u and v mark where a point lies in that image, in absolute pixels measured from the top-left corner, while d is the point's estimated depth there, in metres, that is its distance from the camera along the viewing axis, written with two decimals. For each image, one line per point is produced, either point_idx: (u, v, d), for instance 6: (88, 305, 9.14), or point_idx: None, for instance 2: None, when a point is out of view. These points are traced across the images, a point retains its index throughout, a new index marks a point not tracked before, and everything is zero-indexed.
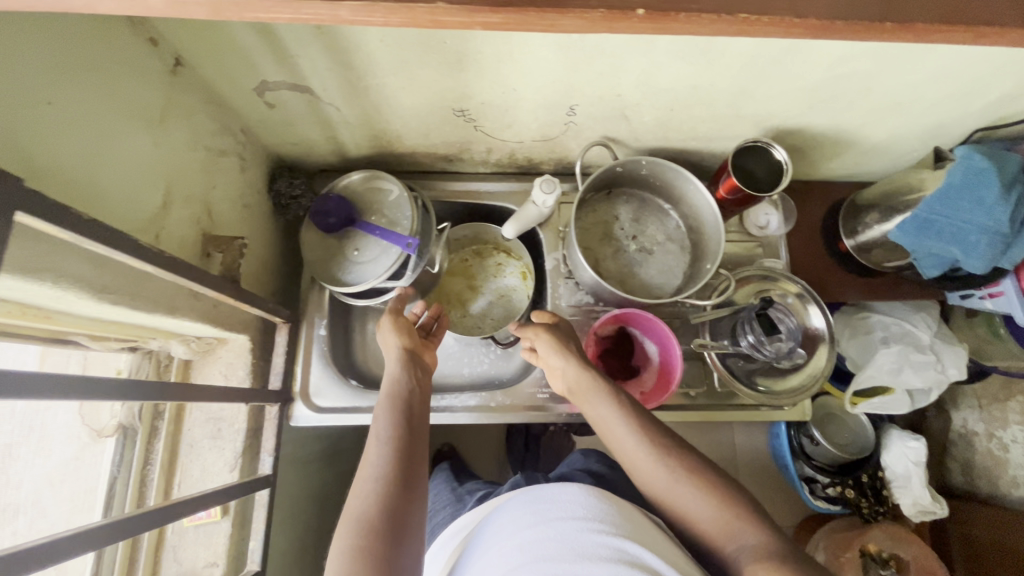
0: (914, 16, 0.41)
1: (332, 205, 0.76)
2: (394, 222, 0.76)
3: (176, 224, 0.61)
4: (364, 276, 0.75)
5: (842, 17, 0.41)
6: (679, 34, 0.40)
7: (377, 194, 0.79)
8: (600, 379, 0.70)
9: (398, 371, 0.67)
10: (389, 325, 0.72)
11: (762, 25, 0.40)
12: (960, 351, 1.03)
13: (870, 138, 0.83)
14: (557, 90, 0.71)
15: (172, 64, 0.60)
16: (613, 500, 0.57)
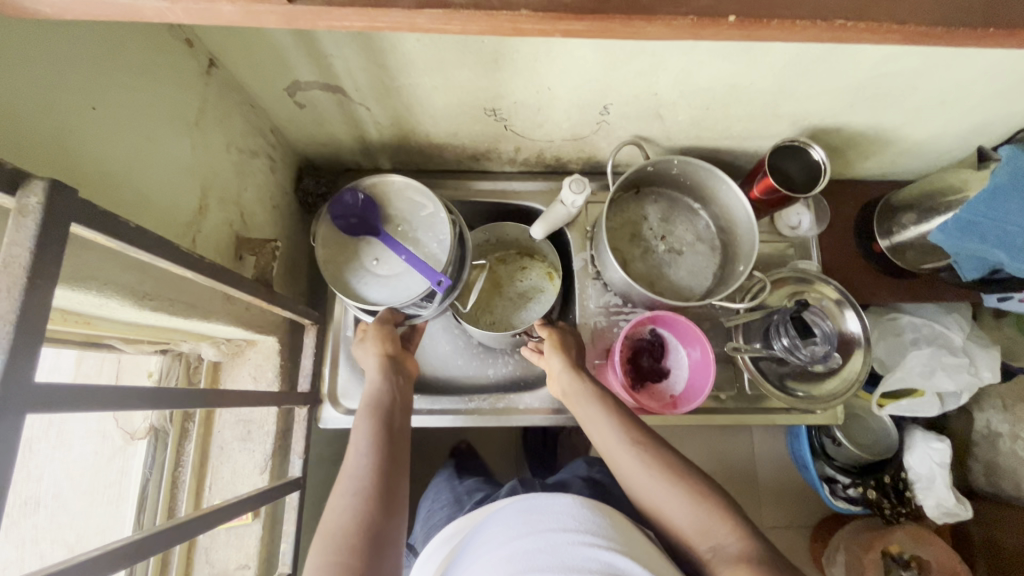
0: (995, 19, 0.40)
1: (356, 207, 0.72)
2: (427, 249, 0.72)
3: (211, 227, 0.60)
4: (379, 294, 0.71)
5: (929, 22, 0.40)
6: (767, 40, 0.40)
7: (406, 202, 0.74)
8: (592, 382, 0.69)
9: (376, 378, 0.65)
10: (375, 335, 0.68)
11: (856, 32, 0.39)
12: (993, 354, 1.01)
13: (909, 137, 0.81)
14: (593, 90, 0.69)
15: (206, 64, 0.59)
16: (606, 516, 0.55)
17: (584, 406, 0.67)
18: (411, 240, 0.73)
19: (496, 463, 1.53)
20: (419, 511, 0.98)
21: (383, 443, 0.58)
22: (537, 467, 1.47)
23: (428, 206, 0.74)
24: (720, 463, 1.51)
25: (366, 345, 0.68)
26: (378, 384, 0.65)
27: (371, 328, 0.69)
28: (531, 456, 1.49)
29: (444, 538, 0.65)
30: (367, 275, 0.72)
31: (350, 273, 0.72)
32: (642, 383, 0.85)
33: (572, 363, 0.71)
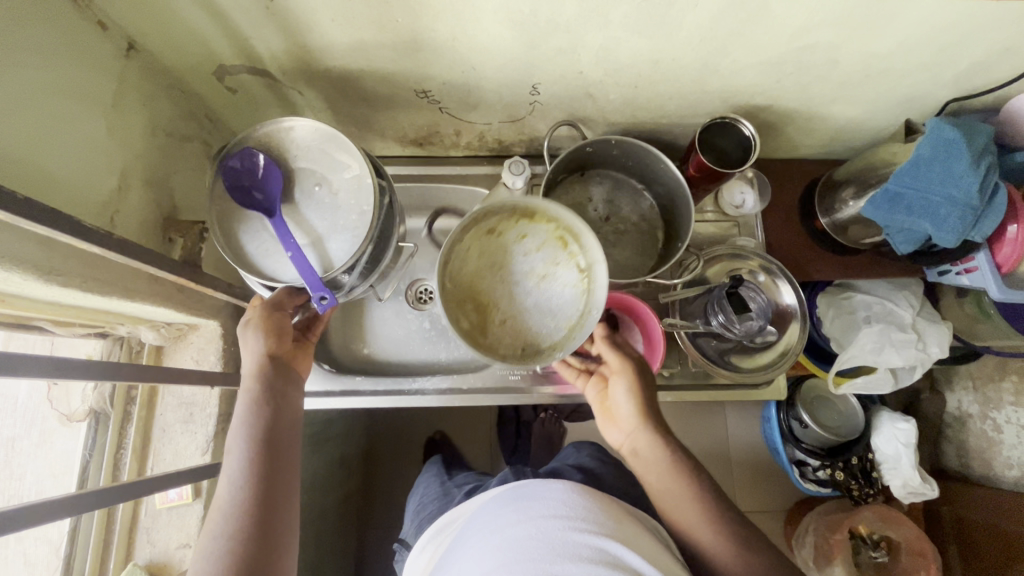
0: None
1: (251, 172, 0.64)
2: (348, 226, 0.66)
3: (132, 208, 0.61)
4: (279, 266, 0.66)
5: None
6: None
7: (327, 161, 0.66)
8: (669, 443, 0.67)
9: (252, 382, 0.63)
10: (257, 322, 0.65)
11: None
12: (942, 329, 1.02)
13: (843, 113, 0.82)
14: (518, 69, 0.70)
15: (125, 48, 0.60)
16: (597, 502, 0.62)
17: (659, 470, 0.66)
18: (324, 207, 0.66)
19: (474, 453, 1.54)
20: (410, 505, 0.98)
21: (262, 467, 0.58)
22: (512, 456, 1.48)
23: (355, 170, 0.67)
24: (693, 449, 1.53)
25: (250, 330, 0.65)
26: (253, 387, 0.63)
27: (254, 308, 0.66)
28: (506, 445, 1.49)
29: (435, 529, 0.73)
30: (269, 243, 0.65)
31: (249, 235, 0.65)
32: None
33: (648, 416, 0.69)
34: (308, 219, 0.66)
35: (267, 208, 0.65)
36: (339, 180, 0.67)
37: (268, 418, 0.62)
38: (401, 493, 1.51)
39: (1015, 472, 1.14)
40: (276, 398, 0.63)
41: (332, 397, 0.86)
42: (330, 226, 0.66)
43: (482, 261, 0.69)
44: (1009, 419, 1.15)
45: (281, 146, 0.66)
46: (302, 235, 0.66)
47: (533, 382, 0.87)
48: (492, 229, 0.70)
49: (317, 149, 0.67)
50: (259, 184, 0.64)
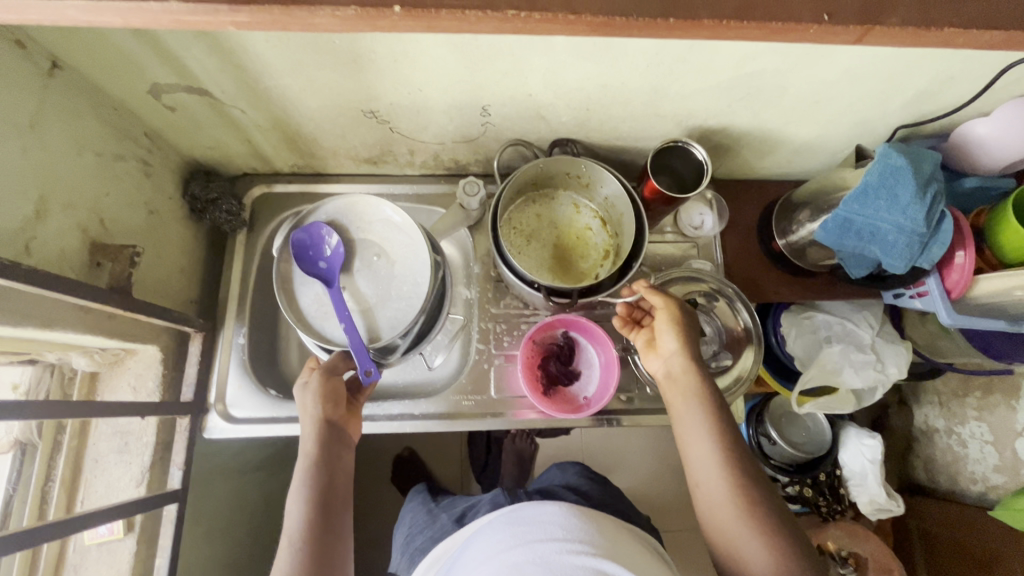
0: (697, 12, 0.40)
1: (315, 242, 0.75)
2: (407, 295, 0.76)
3: (53, 234, 0.58)
4: (332, 328, 0.74)
5: (626, 13, 0.40)
6: (449, 30, 0.40)
7: (387, 237, 0.78)
8: (705, 383, 0.68)
9: (313, 446, 0.66)
10: (316, 387, 0.68)
11: (536, 21, 0.39)
12: (900, 350, 1.03)
13: (797, 137, 0.82)
14: (465, 91, 0.69)
15: (47, 67, 0.57)
16: (593, 522, 0.61)
17: (689, 405, 0.67)
18: (379, 278, 0.76)
19: (445, 470, 1.52)
20: (399, 535, 0.95)
21: (317, 527, 0.61)
22: (482, 474, 1.46)
23: (410, 243, 0.77)
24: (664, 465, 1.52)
25: (307, 395, 0.68)
26: (313, 450, 0.66)
27: (315, 375, 0.69)
28: (475, 463, 1.47)
29: (432, 559, 0.72)
30: (326, 309, 0.75)
31: (308, 300, 0.76)
32: (553, 386, 0.84)
33: (694, 354, 0.69)
34: (365, 289, 0.76)
35: (329, 276, 0.75)
36: (398, 253, 0.78)
37: (326, 480, 0.64)
38: (367, 512, 1.48)
39: (980, 486, 1.14)
40: (332, 463, 0.66)
41: (279, 424, 0.81)
42: (384, 297, 0.76)
43: (553, 217, 0.90)
44: (973, 434, 1.15)
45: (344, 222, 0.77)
46: (357, 303, 0.75)
47: (487, 407, 0.85)
48: (575, 205, 0.91)
49: (378, 226, 0.78)
50: (324, 255, 0.75)
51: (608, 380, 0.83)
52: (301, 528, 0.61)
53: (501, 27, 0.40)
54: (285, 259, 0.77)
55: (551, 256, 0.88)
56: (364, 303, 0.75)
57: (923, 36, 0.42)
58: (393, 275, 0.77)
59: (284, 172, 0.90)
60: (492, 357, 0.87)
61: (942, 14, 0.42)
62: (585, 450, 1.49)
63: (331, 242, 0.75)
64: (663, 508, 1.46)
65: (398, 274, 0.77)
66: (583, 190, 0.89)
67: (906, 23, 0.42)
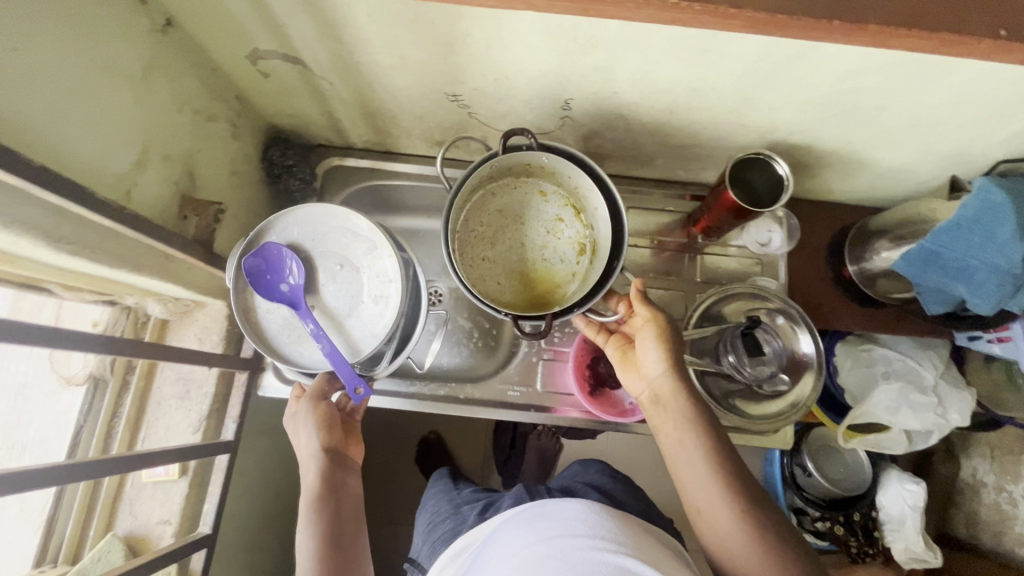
0: (870, 15, 0.39)
1: (270, 264, 0.69)
2: (381, 298, 0.72)
3: (151, 182, 0.61)
4: (309, 352, 0.70)
5: (788, 11, 0.38)
6: (605, 17, 0.39)
7: (347, 244, 0.73)
8: (695, 402, 0.65)
9: (315, 476, 0.69)
10: (306, 418, 0.70)
11: (697, 13, 0.38)
12: (965, 396, 0.98)
13: (884, 162, 0.78)
14: (551, 83, 0.69)
15: (161, 24, 0.60)
16: (615, 519, 0.59)
17: (681, 427, 0.65)
18: (346, 289, 0.72)
19: (468, 458, 1.53)
20: (419, 523, 0.96)
21: (329, 555, 0.65)
22: (503, 466, 1.46)
23: (377, 249, 0.73)
24: None
25: (302, 427, 0.71)
26: (314, 481, 0.69)
27: (303, 402, 0.71)
28: (499, 455, 1.48)
29: (450, 555, 0.72)
30: (298, 331, 0.70)
31: (276, 326, 0.70)
32: (600, 387, 0.83)
33: (676, 370, 0.67)
34: (334, 304, 0.72)
35: (294, 299, 0.69)
36: (362, 259, 0.73)
37: (331, 510, 0.68)
38: (389, 488, 1.50)
39: None
40: (335, 490, 0.70)
41: None
42: (357, 310, 0.72)
43: (518, 210, 0.81)
44: None
45: (301, 241, 0.72)
46: (328, 321, 0.71)
47: (531, 400, 0.85)
48: (542, 193, 0.81)
49: (334, 234, 0.73)
50: (285, 278, 0.69)
51: None
52: (311, 563, 0.64)
53: (654, 16, 0.39)
54: (242, 289, 0.69)
55: (520, 260, 0.80)
56: (336, 320, 0.71)
57: None
58: (360, 284, 0.73)
59: (355, 147, 0.92)
60: (541, 351, 0.87)
61: None
62: (609, 457, 1.48)
63: (292, 264, 0.69)
64: (684, 526, 1.44)
65: (365, 281, 0.73)
66: (545, 175, 0.79)
67: None
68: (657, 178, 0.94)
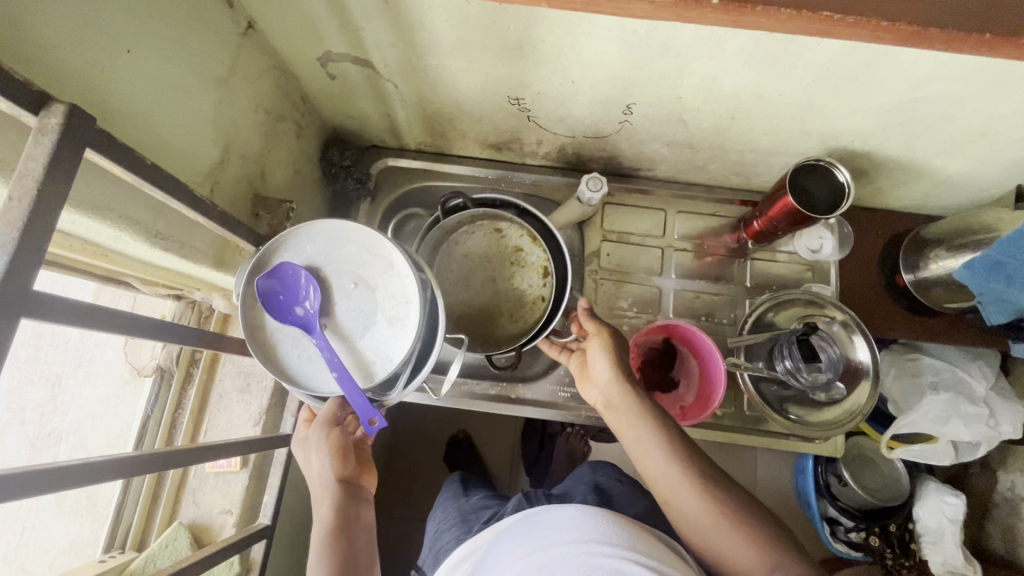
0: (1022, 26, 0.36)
1: (284, 281, 0.57)
2: (399, 322, 0.58)
3: (230, 180, 0.63)
4: (323, 383, 0.57)
5: (938, 23, 0.36)
6: (755, 29, 0.36)
7: (364, 257, 0.59)
8: (644, 396, 0.67)
9: (329, 507, 0.63)
10: (320, 444, 0.65)
11: (845, 26, 0.35)
12: (1017, 409, 0.96)
13: (945, 169, 0.78)
14: (616, 88, 0.69)
15: (244, 27, 0.62)
16: (616, 519, 0.53)
17: (637, 423, 0.65)
18: (362, 312, 0.58)
19: (496, 459, 1.53)
20: (428, 530, 0.97)
21: None
22: (532, 467, 1.47)
23: (396, 267, 0.59)
24: None
25: (314, 455, 0.65)
26: (328, 513, 0.62)
27: (315, 428, 0.65)
28: (528, 456, 1.49)
29: (452, 563, 0.64)
30: (311, 354, 0.57)
31: (287, 351, 0.57)
32: (650, 390, 0.84)
33: (623, 375, 0.68)
34: (349, 326, 0.58)
35: (309, 322, 0.56)
36: (379, 277, 0.59)
37: (346, 546, 0.60)
38: (417, 485, 1.51)
39: None
40: (350, 524, 0.62)
41: None
42: (374, 334, 0.58)
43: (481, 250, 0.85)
44: None
45: (311, 251, 0.59)
46: (342, 346, 0.57)
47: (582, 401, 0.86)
48: (497, 229, 0.86)
49: (349, 245, 0.59)
50: (299, 297, 0.57)
51: (706, 396, 0.82)
52: None
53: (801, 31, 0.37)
54: (250, 307, 0.57)
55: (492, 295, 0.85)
56: (351, 345, 0.58)
57: None
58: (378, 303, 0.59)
59: (408, 148, 0.94)
60: None
61: None
62: None
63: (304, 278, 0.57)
64: None
65: (384, 302, 0.59)
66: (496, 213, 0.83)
67: None
68: (705, 183, 0.95)
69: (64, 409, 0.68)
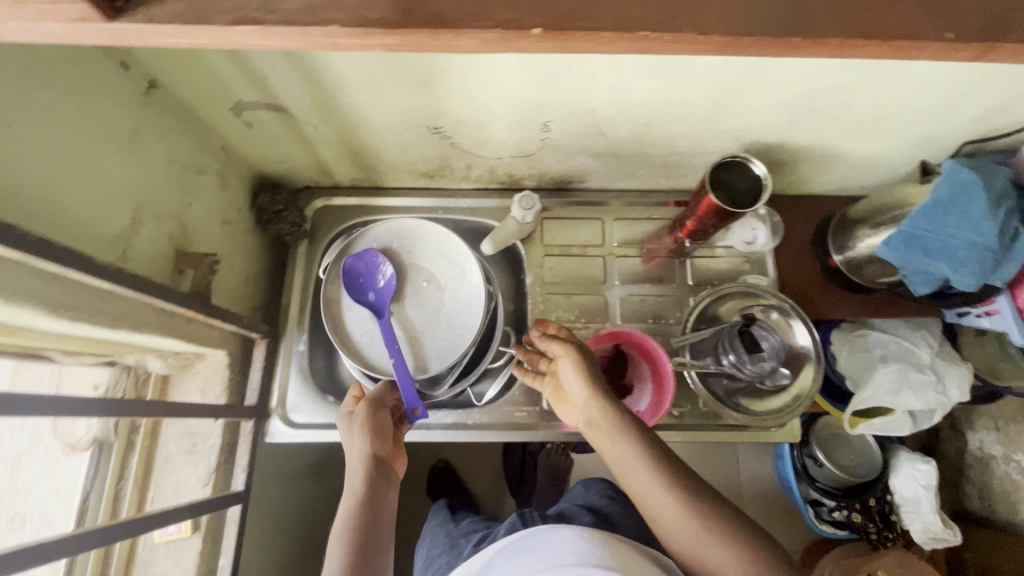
0: (827, 30, 0.38)
1: (364, 270, 0.80)
2: (456, 324, 0.80)
3: (147, 241, 0.62)
4: (380, 355, 0.79)
5: (753, 32, 0.37)
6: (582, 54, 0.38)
7: (441, 264, 0.83)
8: (620, 409, 0.66)
9: (360, 484, 0.63)
10: (362, 420, 0.67)
11: (664, 43, 0.37)
12: (962, 371, 0.99)
13: (856, 153, 0.81)
14: (529, 108, 0.71)
15: (146, 86, 0.62)
16: (614, 542, 0.52)
17: (615, 440, 0.65)
18: (428, 304, 0.81)
19: (479, 483, 1.51)
20: (417, 558, 0.94)
21: (363, 561, 0.55)
22: (516, 487, 1.45)
23: (459, 274, 0.83)
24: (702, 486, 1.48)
25: (355, 430, 0.67)
26: (358, 487, 0.63)
27: (361, 406, 0.69)
28: (511, 476, 1.47)
29: None
30: (372, 332, 0.80)
31: (354, 324, 0.80)
32: None
33: (599, 393, 0.67)
34: (412, 316, 0.80)
35: (378, 306, 0.79)
36: (447, 279, 0.82)
37: (371, 520, 0.60)
38: (402, 522, 1.48)
39: None
40: (378, 502, 0.62)
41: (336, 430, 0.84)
42: (432, 328, 0.80)
43: None
44: None
45: (398, 253, 0.82)
46: (404, 332, 0.79)
47: (539, 419, 0.86)
48: None
49: (429, 254, 0.83)
50: (375, 285, 0.80)
51: (660, 398, 0.82)
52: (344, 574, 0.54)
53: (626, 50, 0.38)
54: (333, 281, 0.80)
55: None
56: (412, 333, 0.80)
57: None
58: (442, 304, 0.81)
59: (342, 185, 0.94)
60: None
61: None
62: None
63: (384, 272, 0.79)
64: None
65: (447, 303, 0.81)
66: None
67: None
68: (639, 188, 0.97)
69: (23, 492, 0.65)
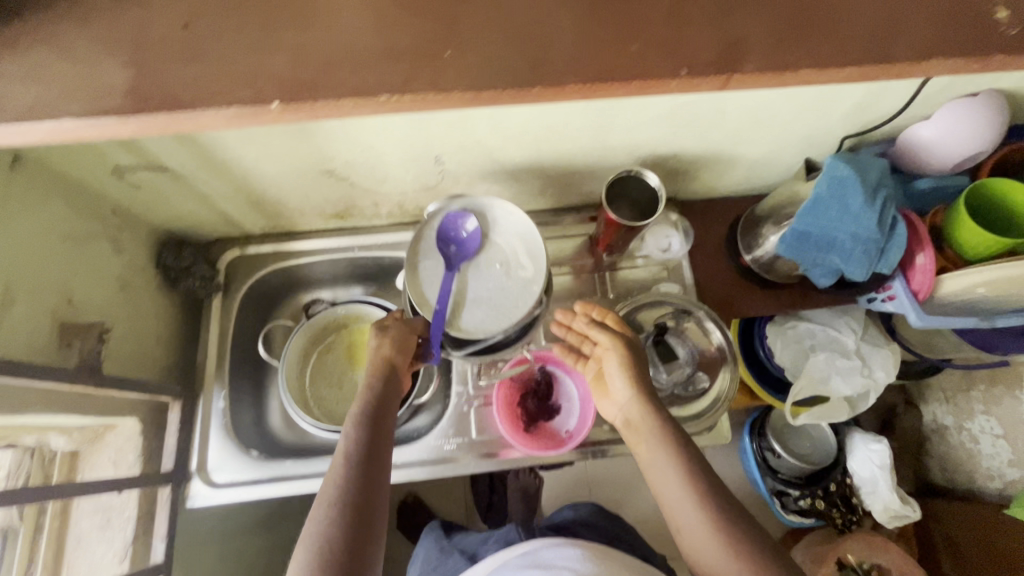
0: (559, 79, 0.43)
1: (460, 232, 0.76)
2: (513, 314, 0.72)
3: (19, 318, 0.60)
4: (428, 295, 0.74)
5: (483, 88, 0.43)
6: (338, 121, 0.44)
7: (516, 258, 0.75)
8: (665, 421, 0.65)
9: (374, 385, 0.68)
10: (387, 334, 0.71)
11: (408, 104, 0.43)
12: (886, 353, 1.02)
13: (748, 155, 0.83)
14: (415, 144, 0.71)
15: (10, 161, 0.60)
16: (606, 560, 0.62)
17: (653, 448, 0.64)
18: (490, 280, 0.74)
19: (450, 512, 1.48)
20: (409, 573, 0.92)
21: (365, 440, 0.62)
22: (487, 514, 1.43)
23: (530, 272, 0.74)
24: None
25: (380, 338, 0.71)
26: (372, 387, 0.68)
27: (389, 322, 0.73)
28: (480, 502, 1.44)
29: None
30: (434, 278, 0.74)
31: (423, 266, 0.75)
32: (533, 423, 0.84)
33: (645, 395, 0.67)
34: (473, 283, 0.74)
35: (451, 260, 0.75)
36: (515, 270, 0.75)
37: (377, 414, 0.65)
38: None
39: (997, 483, 1.06)
40: (389, 400, 0.67)
41: (260, 484, 0.83)
42: (482, 300, 0.74)
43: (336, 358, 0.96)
44: (983, 428, 1.08)
45: (486, 220, 0.77)
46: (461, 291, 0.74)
47: (467, 450, 0.85)
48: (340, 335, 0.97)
49: (513, 240, 0.76)
50: (460, 239, 0.76)
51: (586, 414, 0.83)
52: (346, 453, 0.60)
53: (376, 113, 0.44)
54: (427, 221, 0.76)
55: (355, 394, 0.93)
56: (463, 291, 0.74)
57: (783, 78, 0.45)
58: (504, 286, 0.74)
59: (254, 233, 0.93)
60: (471, 399, 0.87)
61: (796, 50, 0.45)
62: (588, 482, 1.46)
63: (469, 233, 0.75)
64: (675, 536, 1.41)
65: (508, 288, 0.74)
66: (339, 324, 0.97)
67: (761, 69, 0.44)
68: (555, 207, 0.98)
69: None
